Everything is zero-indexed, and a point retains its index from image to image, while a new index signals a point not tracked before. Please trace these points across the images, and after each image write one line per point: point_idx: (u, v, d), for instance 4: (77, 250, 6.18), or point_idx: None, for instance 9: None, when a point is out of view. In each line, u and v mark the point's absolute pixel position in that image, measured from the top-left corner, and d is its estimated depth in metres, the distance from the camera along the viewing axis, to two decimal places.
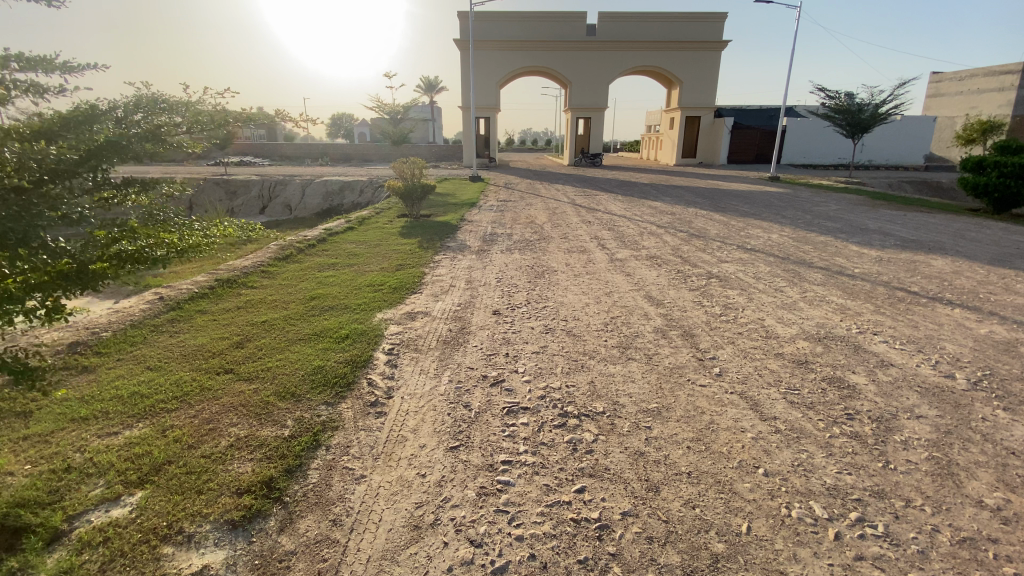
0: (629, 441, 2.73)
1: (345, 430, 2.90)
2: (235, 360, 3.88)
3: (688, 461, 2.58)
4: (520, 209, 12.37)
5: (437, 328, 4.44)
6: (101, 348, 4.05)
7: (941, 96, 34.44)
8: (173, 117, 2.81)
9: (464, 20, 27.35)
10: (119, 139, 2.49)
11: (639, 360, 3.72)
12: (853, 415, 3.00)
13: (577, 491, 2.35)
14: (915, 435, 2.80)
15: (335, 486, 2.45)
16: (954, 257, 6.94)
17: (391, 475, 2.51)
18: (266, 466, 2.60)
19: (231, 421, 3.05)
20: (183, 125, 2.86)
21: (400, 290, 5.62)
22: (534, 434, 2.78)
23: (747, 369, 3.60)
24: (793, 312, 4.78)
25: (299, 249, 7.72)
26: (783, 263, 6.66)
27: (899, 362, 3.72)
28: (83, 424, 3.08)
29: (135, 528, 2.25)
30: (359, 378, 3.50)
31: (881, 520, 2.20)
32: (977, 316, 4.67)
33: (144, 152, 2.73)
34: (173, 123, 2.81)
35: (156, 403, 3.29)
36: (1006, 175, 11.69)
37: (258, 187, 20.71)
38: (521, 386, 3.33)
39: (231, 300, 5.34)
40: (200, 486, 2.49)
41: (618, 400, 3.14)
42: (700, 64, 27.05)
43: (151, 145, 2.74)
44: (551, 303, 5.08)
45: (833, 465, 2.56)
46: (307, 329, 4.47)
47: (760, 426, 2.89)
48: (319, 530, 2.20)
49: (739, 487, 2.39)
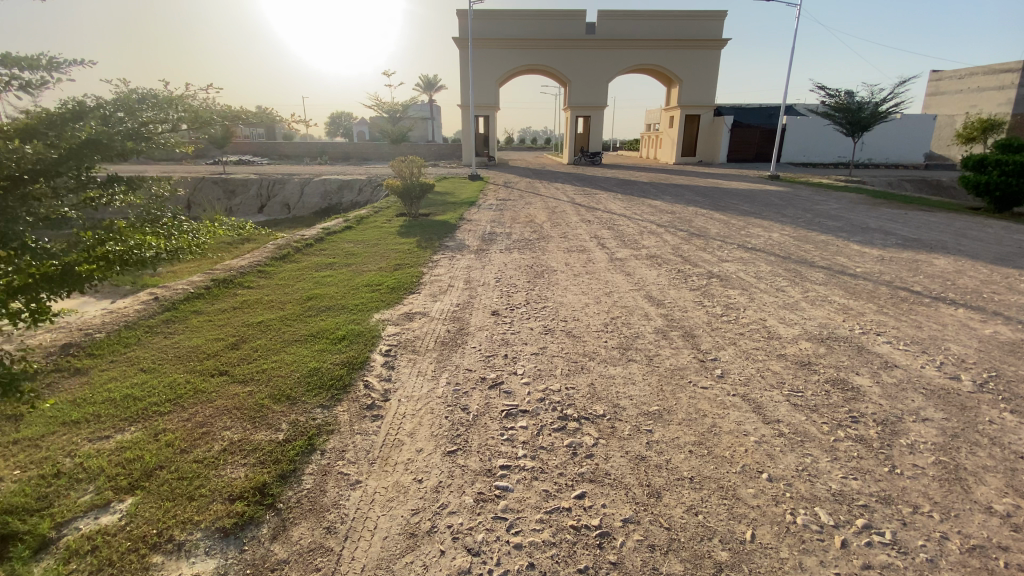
0: (629, 445, 2.68)
1: (340, 434, 2.85)
2: (230, 362, 3.82)
3: (690, 465, 2.52)
4: (519, 208, 12.31)
5: (435, 329, 4.38)
6: (94, 350, 3.99)
7: (941, 95, 34.37)
8: (160, 113, 2.86)
9: (463, 19, 27.30)
10: (100, 137, 2.55)
11: (640, 361, 3.66)
12: (858, 418, 2.95)
13: (577, 497, 2.30)
14: (921, 439, 2.75)
15: (330, 492, 2.40)
16: (957, 257, 6.88)
17: (387, 481, 2.46)
18: (259, 471, 2.55)
19: (224, 425, 2.99)
20: (169, 120, 2.89)
21: (398, 290, 5.56)
22: (533, 438, 2.73)
23: (749, 370, 3.55)
24: (796, 312, 4.72)
25: (297, 249, 7.67)
26: (785, 263, 6.60)
27: (904, 363, 3.66)
28: (74, 428, 3.03)
29: (125, 536, 2.20)
30: (355, 381, 3.44)
31: (888, 527, 2.15)
32: (982, 316, 4.62)
33: (128, 149, 2.77)
34: (158, 118, 2.83)
35: (149, 406, 3.24)
36: (1007, 174, 11.63)
37: (257, 185, 20.62)
38: (520, 388, 3.28)
39: (227, 301, 5.28)
40: (192, 492, 2.43)
41: (619, 403, 3.09)
42: (699, 63, 27.02)
43: (136, 142, 2.79)
44: (551, 303, 5.02)
45: (838, 470, 2.51)
46: (303, 330, 4.41)
47: (763, 429, 2.84)
48: (313, 538, 2.15)
49: (743, 493, 2.34)
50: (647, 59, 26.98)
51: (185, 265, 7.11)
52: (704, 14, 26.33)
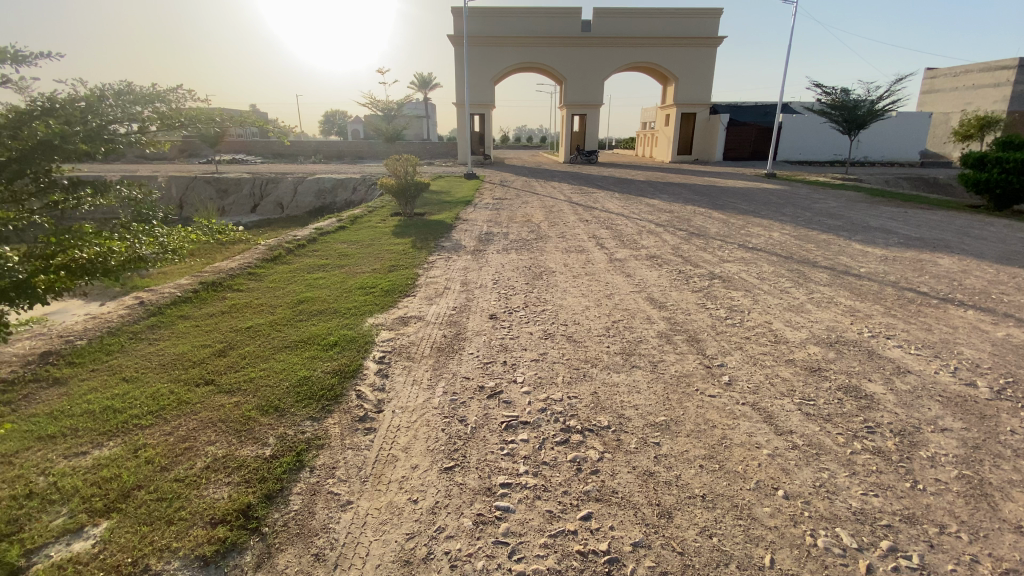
0: (637, 460, 2.53)
1: (331, 448, 2.70)
2: (216, 370, 3.66)
3: (701, 482, 2.38)
4: (515, 207, 12.17)
5: (430, 334, 4.22)
6: (75, 359, 3.81)
7: (937, 92, 34.41)
8: (126, 114, 3.13)
9: (459, 17, 27.12)
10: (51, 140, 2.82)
11: (644, 368, 3.52)
12: (874, 428, 2.82)
13: (582, 519, 2.15)
14: (942, 451, 2.64)
15: (319, 515, 2.24)
16: (961, 256, 6.79)
17: (380, 501, 2.31)
18: (243, 491, 2.40)
19: (208, 439, 2.83)
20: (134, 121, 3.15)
21: (392, 293, 5.40)
22: (534, 453, 2.58)
23: (758, 377, 3.41)
24: (802, 315, 4.59)
25: (289, 250, 7.50)
26: (787, 263, 6.48)
27: (917, 368, 3.55)
28: (49, 443, 2.86)
29: (97, 566, 2.04)
30: (347, 391, 3.28)
31: (916, 549, 2.02)
32: (993, 318, 4.51)
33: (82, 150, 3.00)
34: (121, 119, 3.11)
35: (129, 418, 3.07)
36: (1008, 171, 11.56)
37: (251, 184, 20.37)
38: (519, 397, 3.14)
39: (216, 305, 5.10)
40: (171, 515, 2.27)
41: (624, 413, 2.95)
42: (696, 60, 26.86)
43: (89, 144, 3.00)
44: (550, 306, 4.88)
45: (858, 486, 2.38)
46: (294, 335, 4.25)
47: (776, 441, 2.70)
48: (299, 567, 1.99)
49: (759, 512, 2.20)
50: (644, 57, 26.82)
51: (177, 267, 6.93)
52: (701, 11, 26.22)
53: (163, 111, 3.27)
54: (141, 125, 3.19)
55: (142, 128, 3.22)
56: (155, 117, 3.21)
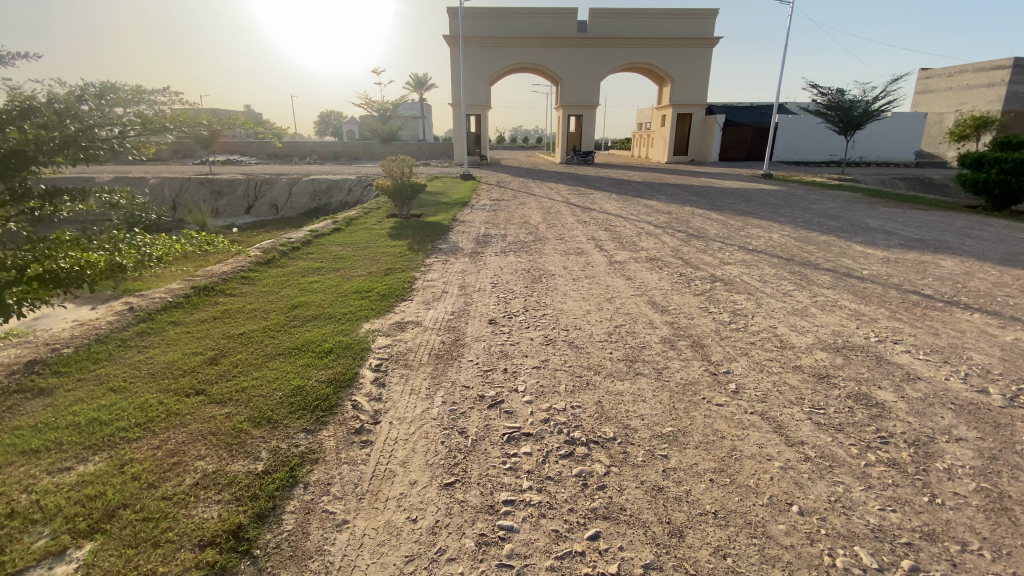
0: (645, 474, 2.44)
1: (326, 463, 2.59)
2: (207, 380, 3.54)
3: (712, 498, 2.29)
4: (513, 208, 12.06)
5: (428, 340, 4.11)
6: (61, 368, 3.68)
7: (931, 92, 34.57)
8: (108, 119, 3.06)
9: (454, 17, 27.01)
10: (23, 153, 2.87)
11: (649, 375, 3.42)
12: (888, 439, 2.75)
13: (591, 539, 2.06)
14: (958, 462, 2.56)
15: (313, 535, 2.14)
16: (962, 258, 6.74)
17: (377, 520, 2.21)
18: (234, 510, 2.29)
19: (198, 454, 2.72)
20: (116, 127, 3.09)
21: (388, 297, 5.29)
22: (538, 467, 2.48)
23: (766, 385, 3.32)
24: (806, 319, 4.51)
25: (283, 253, 7.37)
26: (789, 265, 6.41)
27: (927, 375, 3.48)
28: (32, 458, 2.74)
29: None
30: (343, 401, 3.17)
31: (939, 569, 1.93)
32: (1000, 322, 4.45)
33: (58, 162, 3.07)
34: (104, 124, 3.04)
35: (115, 431, 2.95)
36: (1006, 171, 11.55)
37: (245, 185, 20.20)
38: (522, 407, 3.04)
39: (208, 310, 4.99)
40: (158, 537, 2.16)
41: (630, 423, 2.85)
42: (691, 61, 26.83)
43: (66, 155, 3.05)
44: (550, 310, 4.78)
45: (874, 501, 2.29)
46: (287, 342, 4.13)
47: (788, 453, 2.62)
48: None
49: (774, 530, 2.11)
50: (640, 57, 26.79)
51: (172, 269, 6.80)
52: (696, 11, 26.21)
53: (146, 114, 3.19)
54: (124, 129, 3.13)
55: (126, 133, 3.17)
56: (136, 119, 3.12)
